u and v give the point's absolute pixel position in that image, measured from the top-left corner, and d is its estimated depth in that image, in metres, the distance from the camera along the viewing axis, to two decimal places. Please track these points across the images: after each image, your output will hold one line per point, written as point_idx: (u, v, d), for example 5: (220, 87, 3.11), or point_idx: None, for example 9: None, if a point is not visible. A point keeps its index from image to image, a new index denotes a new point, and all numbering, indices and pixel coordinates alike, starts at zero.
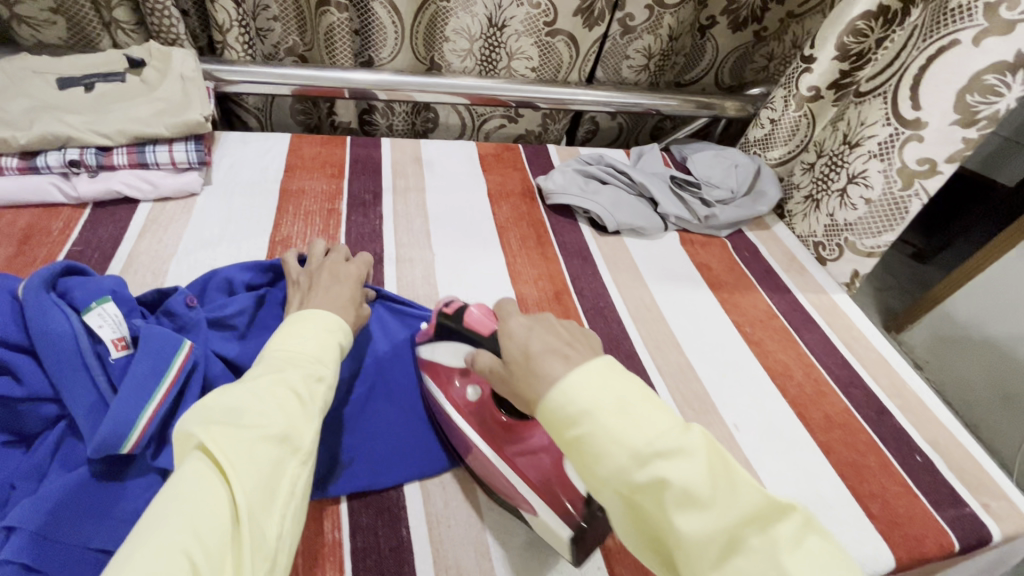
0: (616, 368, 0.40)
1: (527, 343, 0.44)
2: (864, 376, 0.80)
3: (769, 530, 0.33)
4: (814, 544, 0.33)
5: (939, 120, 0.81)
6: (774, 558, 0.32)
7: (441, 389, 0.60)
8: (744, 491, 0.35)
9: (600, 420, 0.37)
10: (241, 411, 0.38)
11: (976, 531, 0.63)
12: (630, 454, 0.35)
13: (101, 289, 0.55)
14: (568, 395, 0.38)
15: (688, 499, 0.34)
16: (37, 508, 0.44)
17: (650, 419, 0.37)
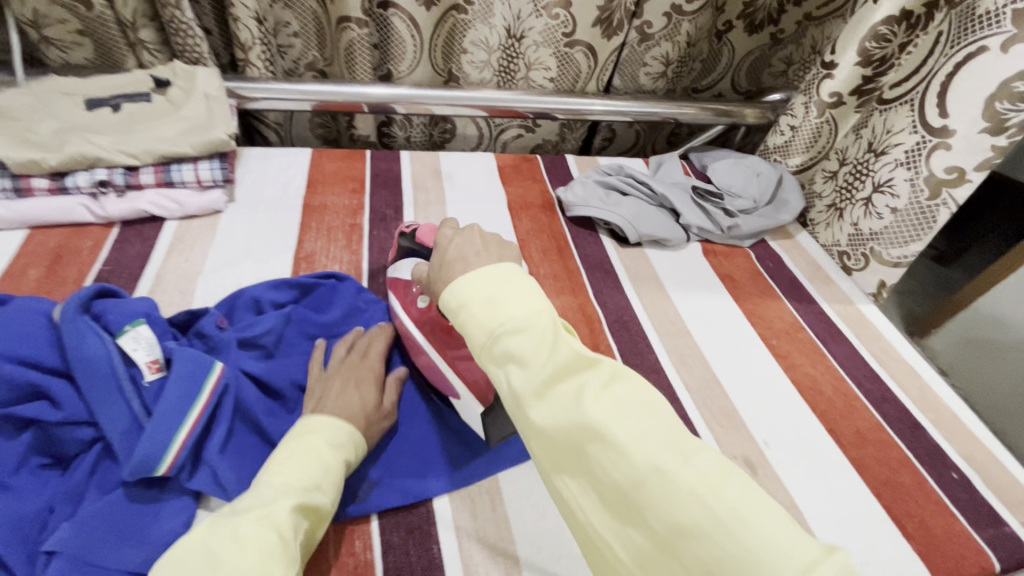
0: (509, 269, 0.45)
1: (445, 249, 0.49)
2: (894, 388, 0.79)
3: (579, 381, 0.38)
4: (619, 390, 0.38)
5: (967, 128, 0.79)
6: (575, 401, 0.37)
7: (399, 299, 0.68)
8: (564, 350, 0.40)
9: (472, 310, 0.43)
10: (221, 559, 0.38)
11: (1016, 552, 0.62)
12: (486, 332, 0.41)
13: (134, 312, 0.55)
14: (456, 285, 0.44)
15: (521, 363, 0.39)
16: (77, 533, 0.44)
17: (513, 304, 0.42)
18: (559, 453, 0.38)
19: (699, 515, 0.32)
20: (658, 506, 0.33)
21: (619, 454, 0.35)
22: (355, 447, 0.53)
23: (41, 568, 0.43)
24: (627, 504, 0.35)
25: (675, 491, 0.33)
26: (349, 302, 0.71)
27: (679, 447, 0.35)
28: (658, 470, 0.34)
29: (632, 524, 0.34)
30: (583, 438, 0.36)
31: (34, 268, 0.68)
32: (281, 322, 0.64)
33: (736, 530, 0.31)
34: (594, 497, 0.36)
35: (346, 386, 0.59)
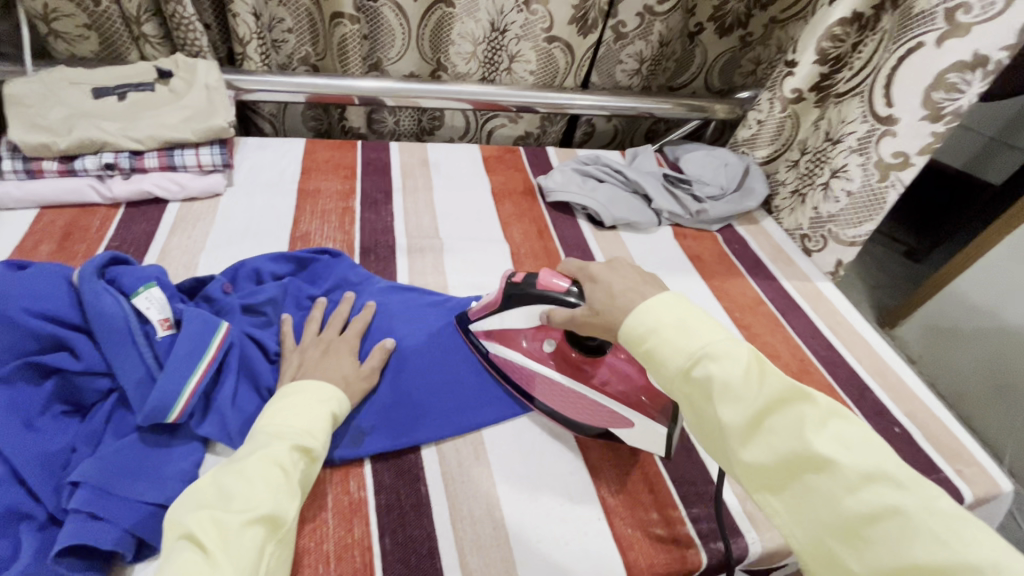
0: (685, 301, 0.50)
1: (610, 284, 0.54)
2: (846, 355, 0.86)
3: (799, 414, 0.42)
4: (838, 427, 0.41)
5: (909, 116, 0.87)
6: (799, 434, 0.41)
7: (512, 348, 0.67)
8: (775, 384, 0.43)
9: (666, 337, 0.47)
10: (230, 496, 0.44)
11: (949, 494, 0.68)
12: (685, 356, 0.46)
13: (146, 276, 0.60)
14: (640, 316, 0.49)
15: (728, 394, 0.43)
16: (98, 467, 0.49)
17: (708, 334, 0.46)
18: (774, 482, 0.42)
19: (942, 555, 0.35)
20: (893, 542, 0.36)
21: (851, 489, 0.39)
22: (339, 403, 0.57)
23: (66, 497, 0.48)
24: (856, 537, 0.38)
25: (916, 531, 0.36)
26: (342, 273, 0.76)
27: (919, 486, 0.38)
28: (892, 508, 0.37)
29: (857, 554, 0.38)
30: (809, 471, 0.40)
31: (45, 244, 0.73)
32: (278, 291, 0.69)
33: (983, 573, 0.33)
34: (818, 528, 0.39)
35: (324, 355, 0.62)
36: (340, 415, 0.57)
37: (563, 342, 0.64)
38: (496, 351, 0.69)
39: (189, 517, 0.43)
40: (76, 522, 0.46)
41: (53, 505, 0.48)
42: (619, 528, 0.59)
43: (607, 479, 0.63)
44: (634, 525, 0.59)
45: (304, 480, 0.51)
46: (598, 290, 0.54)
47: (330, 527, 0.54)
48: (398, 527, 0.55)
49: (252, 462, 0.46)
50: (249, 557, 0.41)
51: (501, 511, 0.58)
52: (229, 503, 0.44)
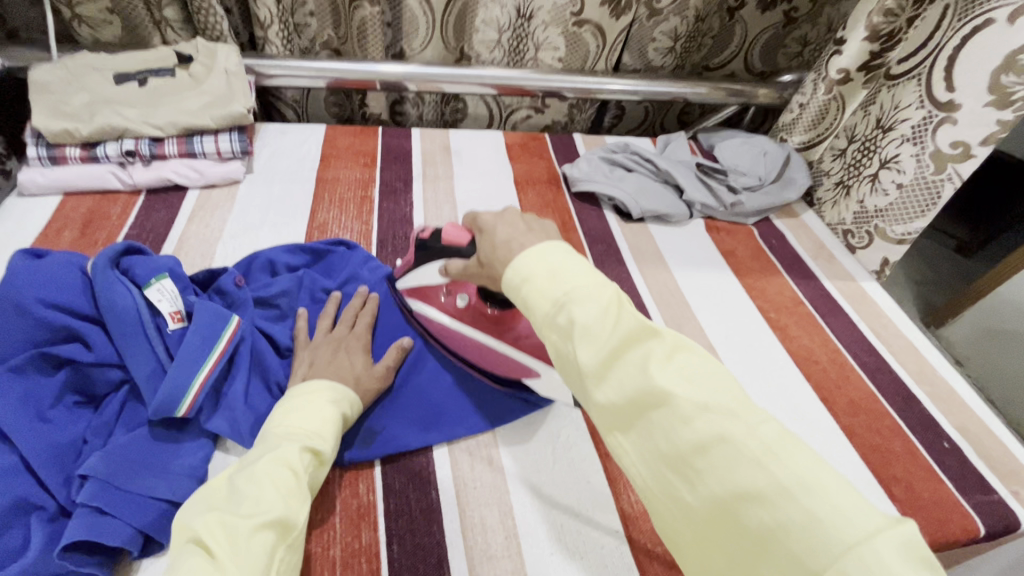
0: (561, 245, 0.44)
1: (494, 233, 0.48)
2: (890, 360, 0.80)
3: (645, 349, 0.38)
4: (684, 359, 0.38)
5: (972, 101, 0.79)
6: (643, 370, 0.37)
7: (430, 303, 0.65)
8: (628, 320, 0.39)
9: (535, 284, 0.42)
10: (240, 498, 0.42)
11: (1002, 517, 0.63)
12: (550, 301, 0.41)
13: (159, 266, 0.59)
14: (521, 264, 0.43)
15: (585, 331, 0.38)
16: (108, 460, 0.49)
17: (579, 276, 0.41)
18: (622, 422, 0.38)
19: (765, 482, 0.33)
20: (718, 472, 0.34)
21: (685, 423, 0.36)
22: (349, 404, 0.56)
23: (76, 490, 0.48)
24: (689, 470, 0.35)
25: (739, 458, 0.34)
26: (355, 262, 0.74)
27: (747, 415, 0.35)
28: (722, 438, 0.34)
29: (691, 488, 0.35)
30: (650, 407, 0.37)
31: (68, 232, 0.73)
32: (292, 283, 0.68)
33: (799, 497, 0.32)
34: (656, 464, 0.37)
35: (335, 353, 0.61)
36: (350, 416, 0.56)
37: (476, 298, 0.61)
38: (416, 307, 0.67)
39: (197, 520, 0.41)
40: (83, 516, 0.46)
41: (64, 497, 0.47)
42: (638, 542, 0.56)
43: (627, 492, 0.60)
44: (654, 541, 0.56)
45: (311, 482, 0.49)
46: (485, 243, 0.48)
47: (337, 531, 0.53)
48: (407, 534, 0.54)
49: (264, 463, 0.45)
50: (256, 562, 0.39)
51: (514, 522, 0.56)
52: (238, 506, 0.42)
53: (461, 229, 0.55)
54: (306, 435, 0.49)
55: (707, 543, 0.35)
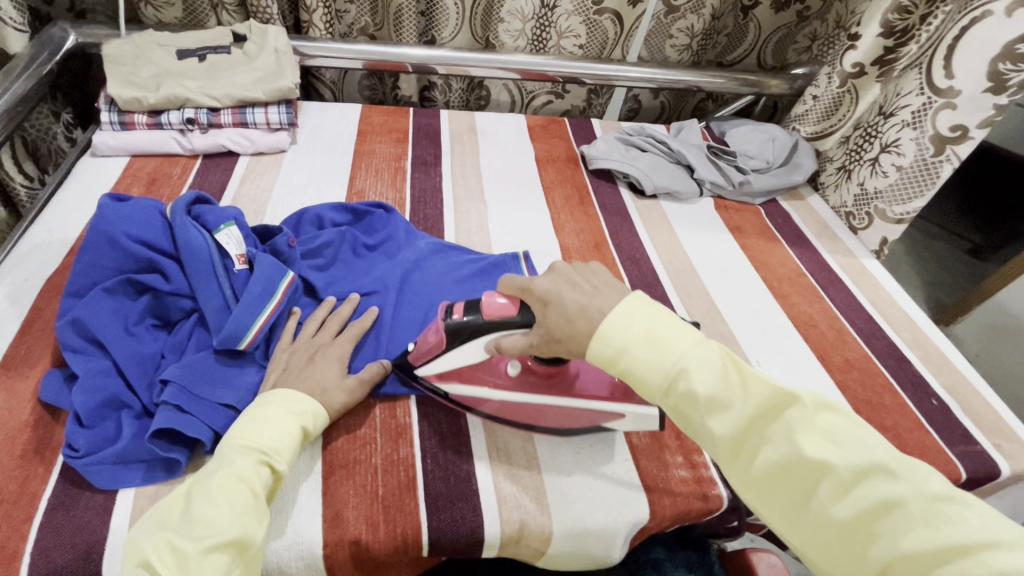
0: (635, 300, 0.48)
1: (562, 302, 0.49)
2: (886, 328, 0.85)
3: (784, 415, 0.42)
4: (827, 418, 0.41)
5: (969, 87, 0.84)
6: (790, 439, 0.41)
7: (477, 384, 0.61)
8: (757, 387, 0.43)
9: (634, 353, 0.46)
10: (191, 521, 0.44)
11: (983, 465, 0.68)
12: (665, 373, 0.45)
13: (226, 215, 0.66)
14: (603, 337, 0.47)
15: (720, 407, 0.43)
16: (184, 370, 0.56)
17: (682, 341, 0.46)
18: (781, 495, 0.42)
19: (940, 540, 0.36)
20: (893, 537, 0.37)
21: (844, 491, 0.39)
22: (313, 417, 0.55)
23: (157, 393, 0.55)
24: (862, 534, 0.38)
25: (912, 520, 0.37)
26: (389, 220, 0.81)
27: (905, 473, 0.39)
28: (888, 502, 0.38)
29: (862, 555, 0.38)
30: (807, 477, 0.41)
31: (136, 187, 0.82)
32: (336, 236, 0.75)
33: (978, 553, 0.35)
34: (822, 535, 0.40)
35: (310, 360, 0.60)
36: (313, 430, 0.55)
37: (525, 360, 0.59)
38: (464, 392, 0.61)
39: (149, 541, 0.43)
40: (165, 412, 0.53)
41: (147, 398, 0.55)
42: (645, 469, 0.62)
43: (635, 426, 0.66)
44: (659, 468, 0.62)
45: (268, 491, 0.50)
46: (552, 312, 0.50)
47: (377, 443, 0.60)
48: (439, 451, 0.61)
49: (218, 484, 0.46)
50: None
51: (532, 446, 0.63)
52: (189, 528, 0.44)
53: (506, 300, 0.54)
54: (264, 448, 0.50)
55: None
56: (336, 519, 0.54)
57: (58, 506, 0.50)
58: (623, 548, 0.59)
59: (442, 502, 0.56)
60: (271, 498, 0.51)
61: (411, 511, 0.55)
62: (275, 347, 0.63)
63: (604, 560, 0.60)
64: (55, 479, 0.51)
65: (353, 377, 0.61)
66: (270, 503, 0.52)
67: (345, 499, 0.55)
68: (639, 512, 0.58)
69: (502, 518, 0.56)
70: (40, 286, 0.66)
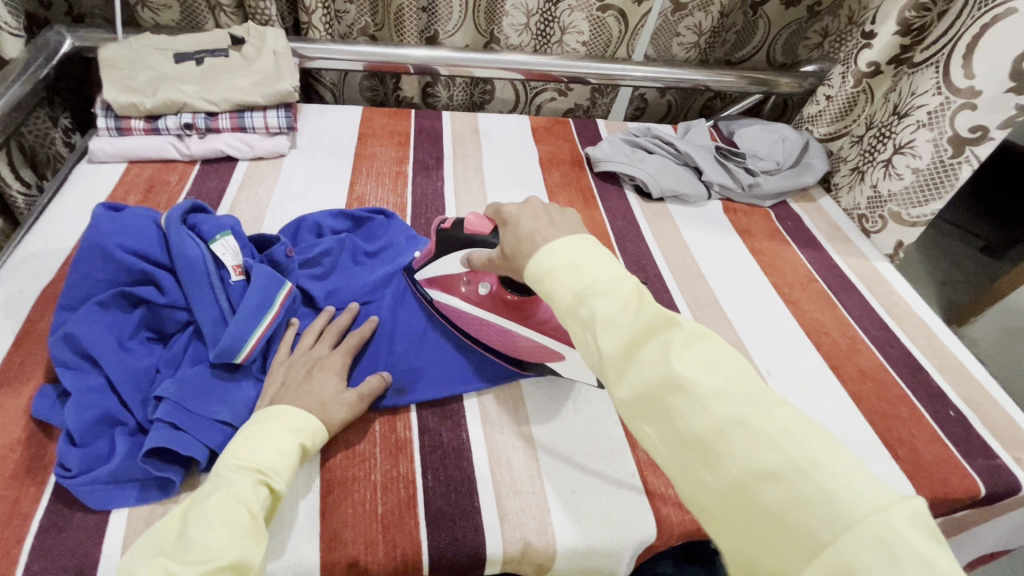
0: (584, 238, 0.44)
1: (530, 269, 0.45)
2: (901, 335, 0.82)
3: (664, 335, 0.37)
4: (704, 344, 0.37)
5: (989, 87, 0.81)
6: (666, 358, 0.36)
7: (453, 294, 0.67)
8: (649, 311, 0.39)
9: (558, 276, 0.42)
10: (187, 545, 0.42)
11: (1003, 480, 0.66)
12: (573, 293, 0.41)
13: (222, 224, 0.65)
14: (540, 257, 0.44)
15: (606, 323, 0.38)
16: (178, 386, 0.55)
17: (598, 268, 0.41)
18: (640, 411, 0.37)
19: (779, 460, 0.32)
20: (738, 455, 0.33)
21: (703, 408, 0.35)
22: (312, 434, 0.54)
23: (152, 410, 0.54)
24: (706, 452, 0.34)
25: (757, 440, 0.33)
26: (389, 227, 0.80)
27: (761, 399, 0.35)
28: (740, 421, 0.34)
29: (709, 473, 0.34)
30: (669, 396, 0.36)
31: (133, 194, 0.81)
32: (335, 244, 0.73)
33: (815, 475, 0.31)
34: (676, 452, 0.36)
35: (308, 374, 0.59)
36: (312, 447, 0.54)
37: (498, 285, 0.63)
38: (438, 298, 0.68)
39: (143, 567, 0.42)
40: (159, 430, 0.52)
41: (142, 415, 0.54)
42: (652, 485, 0.60)
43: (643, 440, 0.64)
44: (667, 484, 0.61)
45: (266, 513, 0.49)
46: (509, 233, 0.49)
47: (377, 460, 0.58)
48: (440, 468, 0.59)
49: (214, 504, 0.44)
50: None
51: (536, 461, 0.61)
52: (184, 552, 0.42)
53: (483, 219, 0.59)
54: (261, 467, 0.48)
55: (725, 525, 0.34)
56: (335, 540, 0.52)
57: (49, 528, 0.49)
58: (630, 564, 0.58)
59: (443, 521, 0.55)
60: (269, 519, 0.50)
61: (411, 531, 0.54)
62: (272, 361, 0.61)
63: None
64: (46, 499, 0.50)
65: (352, 391, 0.59)
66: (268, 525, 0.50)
67: (343, 519, 0.54)
68: (646, 531, 0.57)
69: (506, 538, 0.55)
70: (34, 297, 0.65)
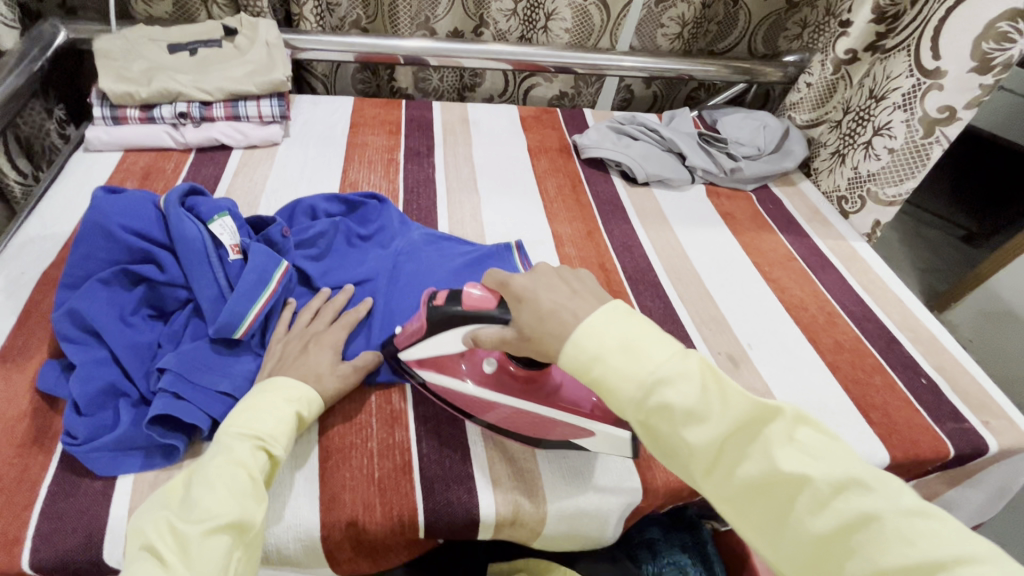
0: (617, 310, 0.45)
1: (537, 301, 0.48)
2: (876, 309, 0.86)
3: (765, 429, 0.40)
4: (805, 432, 0.40)
5: (957, 68, 0.85)
6: (768, 454, 0.39)
7: (450, 376, 0.59)
8: (737, 399, 0.41)
9: (609, 360, 0.43)
10: (191, 506, 0.45)
11: (971, 441, 0.69)
12: (638, 384, 0.42)
13: (220, 206, 0.66)
14: (580, 340, 0.44)
15: (696, 420, 0.41)
16: (180, 359, 0.57)
17: (654, 349, 0.43)
18: (758, 511, 0.40)
19: (915, 558, 0.35)
20: (871, 553, 0.36)
21: (822, 505, 0.38)
22: (308, 403, 0.56)
23: (154, 381, 0.56)
24: (836, 551, 0.37)
25: (886, 535, 0.36)
26: (383, 211, 0.82)
27: (880, 487, 0.37)
28: (867, 516, 0.36)
29: (839, 571, 0.37)
30: (785, 492, 0.39)
31: (130, 181, 0.82)
32: (330, 226, 0.75)
33: (954, 569, 0.34)
34: (800, 552, 0.39)
35: (305, 349, 0.61)
36: (308, 415, 0.56)
37: (504, 360, 0.56)
38: (438, 382, 0.59)
39: (151, 525, 0.44)
40: (162, 400, 0.54)
41: (144, 387, 0.56)
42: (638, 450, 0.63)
43: None
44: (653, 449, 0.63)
45: (266, 477, 0.51)
46: (525, 311, 0.48)
47: (373, 429, 0.61)
48: (434, 436, 0.61)
49: (216, 469, 0.47)
50: (210, 565, 0.42)
51: None
52: (189, 512, 0.44)
53: (486, 291, 0.52)
54: (260, 434, 0.51)
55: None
56: (333, 502, 0.55)
57: (57, 493, 0.51)
58: (617, 526, 0.60)
59: (437, 485, 0.57)
60: (269, 483, 0.52)
61: (407, 493, 0.56)
62: (271, 336, 0.63)
63: (599, 540, 0.61)
64: (54, 467, 0.52)
65: (347, 364, 0.61)
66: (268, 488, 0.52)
67: (341, 483, 0.56)
68: (632, 491, 0.59)
69: (498, 499, 0.57)
70: (35, 280, 0.67)
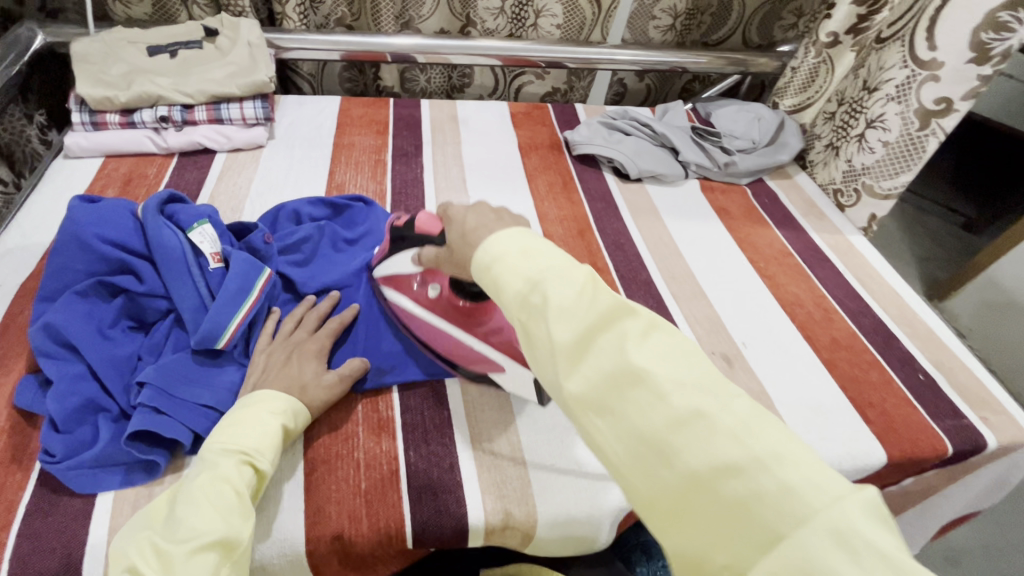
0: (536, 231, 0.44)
1: (463, 221, 0.46)
2: (873, 304, 0.84)
3: (622, 326, 0.37)
4: (658, 338, 0.37)
5: (955, 58, 0.83)
6: (620, 350, 0.36)
7: (402, 293, 0.65)
8: (604, 299, 0.38)
9: (507, 262, 0.41)
10: (176, 525, 0.44)
11: (970, 438, 0.68)
12: (524, 280, 0.40)
13: (200, 213, 0.65)
14: (488, 245, 0.43)
15: (560, 312, 0.38)
16: (160, 371, 0.56)
17: (551, 257, 0.41)
18: (597, 405, 0.36)
19: (737, 451, 0.32)
20: (697, 445, 0.33)
21: (660, 399, 0.35)
22: (294, 415, 0.55)
23: (134, 395, 0.55)
24: (664, 443, 0.34)
25: (716, 432, 0.33)
26: (370, 214, 0.80)
27: (717, 391, 0.35)
28: (699, 414, 0.34)
29: (667, 465, 0.34)
30: (625, 387, 0.35)
31: (111, 188, 0.81)
32: (315, 230, 0.74)
33: (777, 470, 0.32)
34: (631, 445, 0.35)
35: (289, 359, 0.59)
36: (294, 427, 0.55)
37: (449, 290, 0.62)
38: (392, 297, 0.66)
39: (135, 547, 0.43)
40: (141, 414, 0.53)
41: (124, 402, 0.55)
42: None
43: None
44: None
45: (253, 492, 0.50)
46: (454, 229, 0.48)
47: (359, 439, 0.60)
48: (422, 445, 0.60)
49: (200, 487, 0.45)
50: None
51: (517, 436, 0.62)
52: (173, 532, 0.43)
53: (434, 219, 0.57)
54: (245, 449, 0.49)
55: (678, 524, 0.34)
56: (319, 515, 0.54)
57: (36, 513, 0.50)
58: (611, 532, 0.59)
59: (426, 494, 0.56)
60: (256, 498, 0.51)
61: (394, 504, 0.55)
62: (254, 346, 0.62)
63: (591, 546, 0.60)
64: (33, 486, 0.51)
65: (332, 373, 0.60)
66: (256, 503, 0.51)
67: (328, 494, 0.55)
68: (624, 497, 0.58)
69: (487, 509, 0.56)
70: (14, 292, 0.66)
